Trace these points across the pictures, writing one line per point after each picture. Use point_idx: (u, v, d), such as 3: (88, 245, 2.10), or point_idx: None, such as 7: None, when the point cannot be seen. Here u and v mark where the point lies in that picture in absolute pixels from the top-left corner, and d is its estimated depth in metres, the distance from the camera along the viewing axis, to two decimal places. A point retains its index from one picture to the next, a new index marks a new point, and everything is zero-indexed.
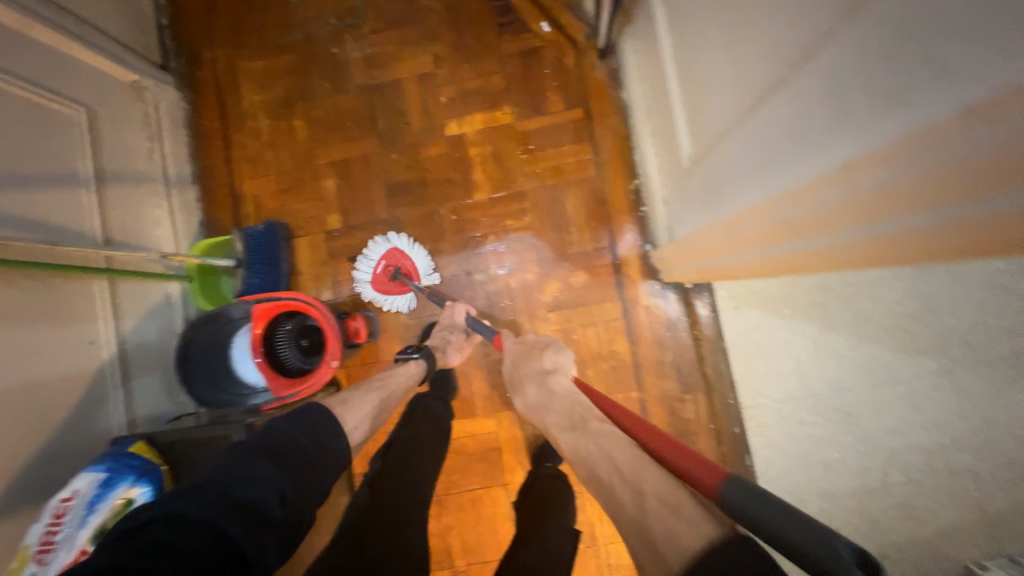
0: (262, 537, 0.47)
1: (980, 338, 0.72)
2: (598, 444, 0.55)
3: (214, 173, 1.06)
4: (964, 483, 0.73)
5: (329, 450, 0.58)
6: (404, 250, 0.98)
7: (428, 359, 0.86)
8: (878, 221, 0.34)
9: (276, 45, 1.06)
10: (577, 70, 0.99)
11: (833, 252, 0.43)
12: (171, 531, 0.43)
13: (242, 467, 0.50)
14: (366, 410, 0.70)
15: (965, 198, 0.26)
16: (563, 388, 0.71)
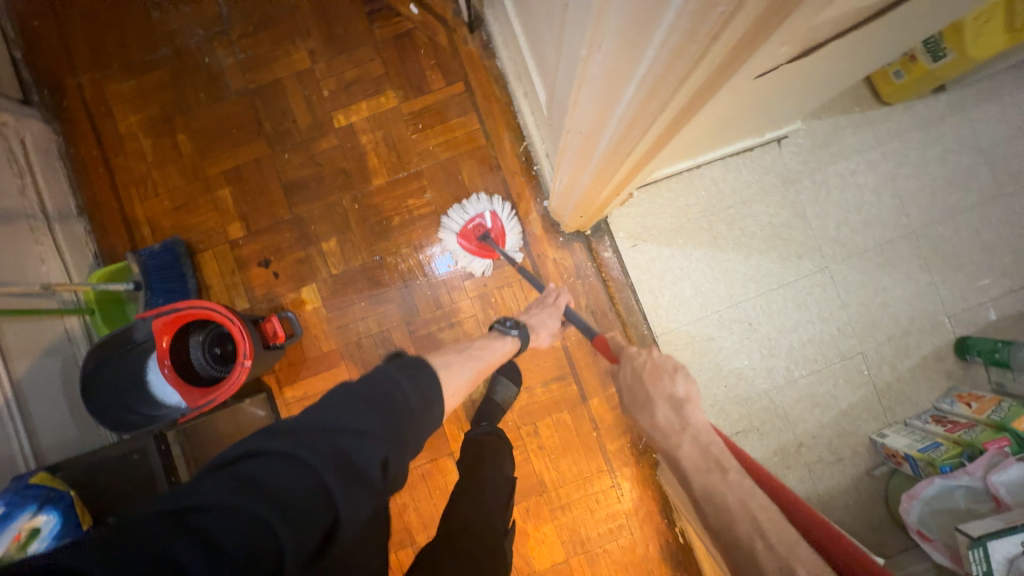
0: (359, 500, 0.42)
1: (840, 234, 1.00)
2: (737, 496, 0.52)
3: (102, 203, 1.03)
4: (854, 364, 1.00)
5: (427, 406, 0.53)
6: (499, 214, 0.99)
7: (524, 339, 0.82)
8: (622, 97, 0.37)
9: (143, 63, 1.04)
10: (451, 47, 1.03)
11: (638, 132, 0.41)
12: (276, 475, 0.39)
13: (350, 416, 0.46)
14: (468, 379, 0.70)
15: (643, 43, 0.30)
16: (701, 422, 0.61)
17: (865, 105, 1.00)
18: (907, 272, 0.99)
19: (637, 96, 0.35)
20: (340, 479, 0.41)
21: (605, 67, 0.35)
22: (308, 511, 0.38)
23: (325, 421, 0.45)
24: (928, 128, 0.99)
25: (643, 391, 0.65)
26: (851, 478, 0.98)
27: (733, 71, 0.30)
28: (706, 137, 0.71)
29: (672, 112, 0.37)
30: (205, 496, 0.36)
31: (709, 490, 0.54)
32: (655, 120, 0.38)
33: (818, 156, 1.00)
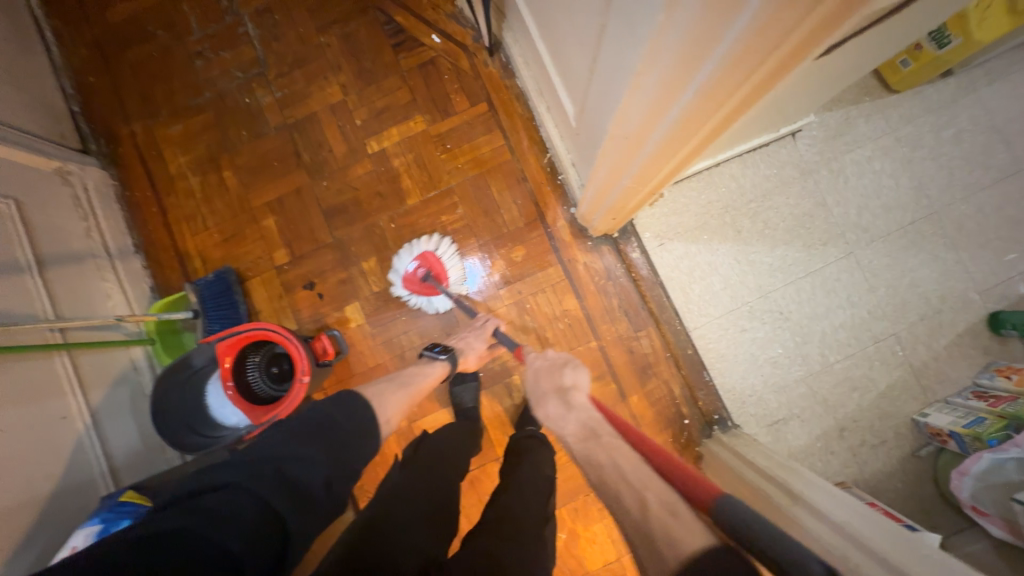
0: (302, 512, 0.55)
1: (862, 220, 1.03)
2: (608, 452, 0.55)
3: (157, 240, 1.09)
4: (889, 345, 1.01)
5: (359, 429, 0.65)
6: (438, 253, 1.04)
7: (454, 362, 0.89)
8: (674, 103, 0.41)
9: (189, 108, 1.12)
10: (473, 71, 1.09)
11: (685, 133, 0.46)
12: (232, 503, 0.51)
13: (295, 447, 0.58)
14: (400, 404, 0.77)
15: (705, 57, 0.34)
16: (581, 405, 0.66)
17: (875, 94, 1.04)
18: (933, 252, 1.01)
19: (693, 101, 0.40)
20: (283, 497, 0.54)
21: (660, 79, 0.39)
22: (262, 526, 0.51)
23: (269, 457, 0.57)
24: (939, 112, 1.02)
25: (540, 384, 0.72)
26: (897, 460, 0.99)
27: (787, 68, 0.35)
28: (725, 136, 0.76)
29: (724, 110, 0.41)
30: (171, 520, 0.48)
31: (588, 453, 0.56)
32: (704, 120, 0.43)
33: (832, 147, 1.04)
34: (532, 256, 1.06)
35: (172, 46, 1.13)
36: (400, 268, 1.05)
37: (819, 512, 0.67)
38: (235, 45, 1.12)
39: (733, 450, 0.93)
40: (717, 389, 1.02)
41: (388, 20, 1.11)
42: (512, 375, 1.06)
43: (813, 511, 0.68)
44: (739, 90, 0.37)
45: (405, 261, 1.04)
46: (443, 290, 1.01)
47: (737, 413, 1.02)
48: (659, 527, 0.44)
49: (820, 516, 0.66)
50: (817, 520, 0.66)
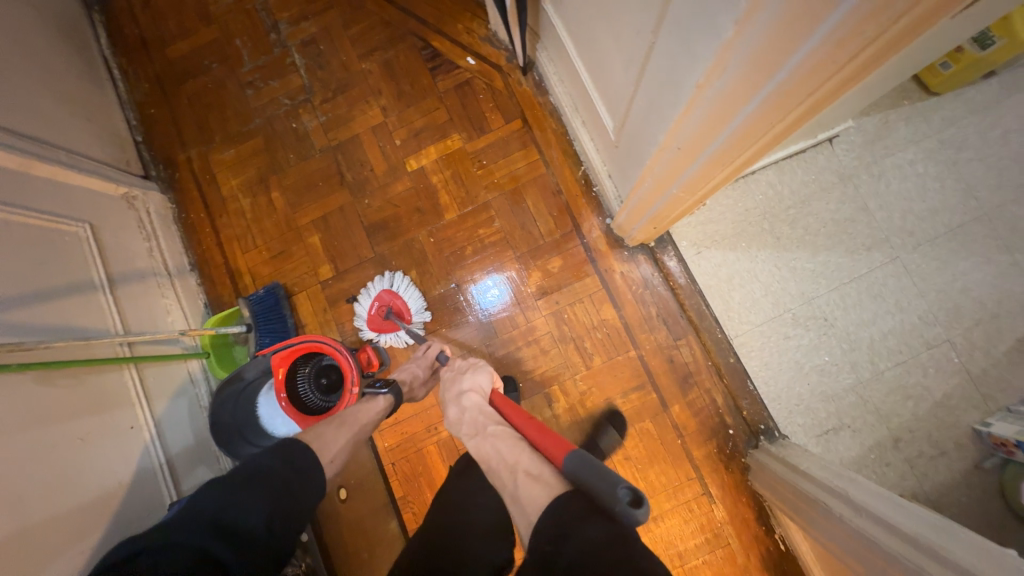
0: (245, 557, 0.55)
1: (908, 224, 1.01)
2: (494, 442, 0.62)
3: (210, 258, 1.15)
4: (945, 352, 0.98)
5: (306, 471, 0.65)
6: (395, 290, 1.07)
7: (398, 394, 0.84)
8: (739, 110, 0.43)
9: (241, 133, 1.19)
10: (507, 90, 1.13)
11: (744, 141, 0.47)
12: (165, 558, 0.51)
13: (230, 496, 0.58)
14: (345, 444, 0.73)
15: (781, 62, 0.36)
16: (474, 404, 0.72)
17: (915, 97, 1.02)
18: (985, 255, 0.98)
19: (760, 108, 0.41)
20: (225, 544, 0.54)
21: (726, 89, 0.41)
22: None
23: (203, 508, 0.57)
24: (983, 112, 1.00)
25: (444, 392, 0.78)
26: (959, 473, 0.95)
27: (861, 69, 0.36)
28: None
29: (792, 113, 0.42)
30: None
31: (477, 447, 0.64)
32: (767, 126, 0.44)
33: (872, 151, 1.03)
34: (568, 267, 1.07)
35: (226, 78, 1.20)
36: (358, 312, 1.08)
37: (882, 518, 0.66)
38: (282, 75, 1.19)
39: (784, 462, 0.90)
40: (763, 398, 1.00)
41: (425, 45, 1.17)
42: (550, 386, 1.05)
43: (878, 518, 0.67)
44: (810, 93, 0.38)
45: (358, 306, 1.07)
46: (404, 325, 1.03)
47: (784, 423, 1.00)
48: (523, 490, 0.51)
49: (888, 526, 0.64)
50: (887, 532, 0.64)
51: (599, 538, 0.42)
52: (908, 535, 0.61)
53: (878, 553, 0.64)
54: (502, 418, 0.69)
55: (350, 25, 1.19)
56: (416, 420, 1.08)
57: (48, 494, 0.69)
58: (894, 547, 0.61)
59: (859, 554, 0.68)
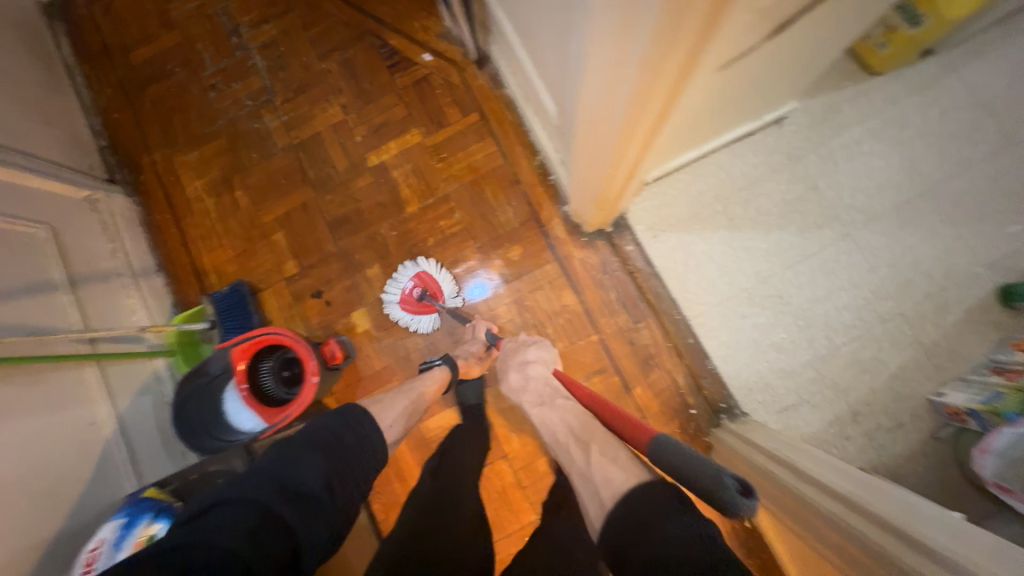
0: (304, 516, 0.56)
1: (857, 200, 1.03)
2: (561, 414, 0.76)
3: (176, 258, 1.16)
4: (897, 326, 0.99)
5: (365, 438, 0.69)
6: (432, 273, 1.08)
7: (450, 365, 0.96)
8: (621, 80, 0.45)
9: (204, 135, 1.21)
10: (463, 84, 1.15)
11: (639, 116, 0.49)
12: (237, 511, 0.52)
13: (297, 458, 0.60)
14: (398, 411, 0.81)
15: (638, 25, 0.38)
16: (539, 374, 0.87)
17: (858, 78, 1.05)
18: (931, 229, 1.00)
19: (633, 79, 0.43)
20: (286, 502, 0.55)
21: (608, 54, 0.43)
22: (262, 531, 0.51)
23: (268, 469, 0.59)
24: (923, 91, 1.03)
25: (507, 362, 0.92)
26: (917, 444, 0.96)
27: (713, 35, 0.38)
28: (693, 125, 0.80)
29: (668, 82, 0.43)
30: (169, 541, 0.48)
31: (542, 415, 0.79)
32: (653, 99, 0.46)
33: (819, 132, 1.05)
34: (529, 255, 1.09)
35: (189, 81, 1.22)
36: (393, 294, 1.08)
37: (861, 506, 0.61)
38: (244, 77, 1.21)
39: (741, 437, 0.92)
40: (721, 377, 1.02)
41: (383, 44, 1.19)
42: None
43: (858, 507, 0.61)
44: (674, 62, 0.40)
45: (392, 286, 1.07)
46: (439, 306, 1.04)
47: (744, 401, 1.00)
48: (597, 468, 0.62)
49: (867, 514, 0.59)
50: (865, 520, 0.59)
51: (677, 533, 0.47)
52: (886, 523, 0.56)
53: (855, 544, 0.58)
54: (568, 393, 0.81)
55: (310, 26, 1.22)
56: None
57: (4, 487, 0.69)
58: (875, 537, 0.55)
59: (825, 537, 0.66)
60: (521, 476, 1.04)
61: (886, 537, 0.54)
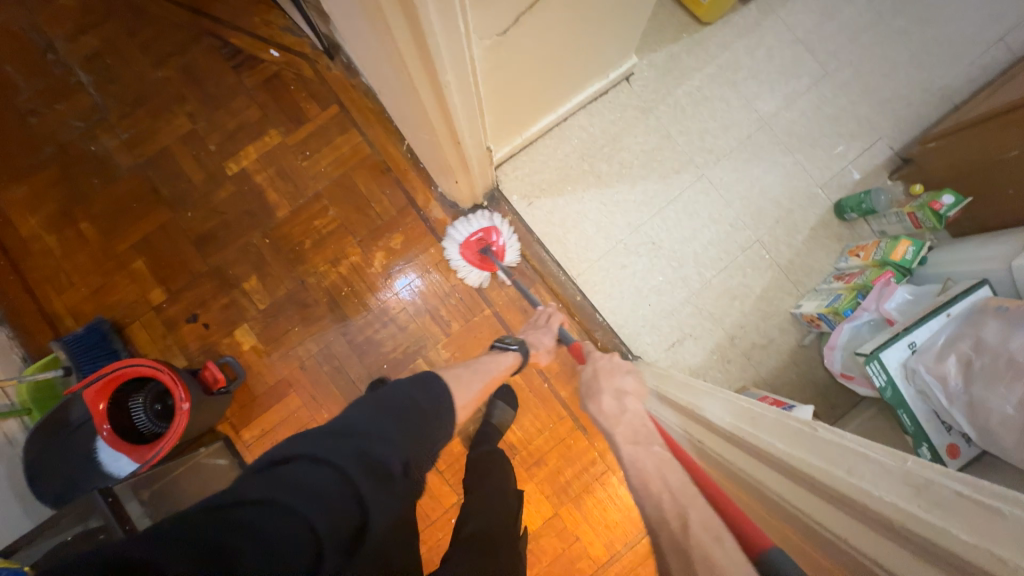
0: (382, 493, 0.43)
1: (707, 142, 1.10)
2: (657, 461, 0.52)
3: (19, 306, 1.04)
4: (756, 252, 1.08)
5: (438, 411, 0.56)
6: (503, 234, 1.03)
7: (525, 352, 0.83)
8: (384, 40, 0.47)
9: (32, 166, 1.08)
10: (317, 77, 1.11)
11: (418, 75, 0.50)
12: (315, 475, 0.40)
13: (376, 427, 0.48)
14: (472, 395, 0.70)
15: None
16: (636, 410, 0.65)
17: (690, 29, 1.13)
18: (773, 159, 1.10)
19: (385, 26, 0.44)
20: (363, 471, 0.43)
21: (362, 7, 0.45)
22: (339, 505, 0.39)
23: (352, 431, 0.46)
24: (747, 35, 1.12)
25: (597, 383, 0.72)
26: (788, 354, 1.05)
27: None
28: (523, 91, 0.81)
29: (419, 41, 0.45)
30: (235, 492, 0.38)
31: (635, 457, 0.54)
32: (418, 55, 0.47)
33: (665, 83, 1.11)
34: (412, 241, 1.08)
35: (3, 108, 1.09)
36: (457, 242, 1.03)
37: (737, 437, 0.55)
38: (70, 96, 1.10)
39: None
40: (612, 327, 1.06)
41: (224, 44, 1.12)
42: (415, 360, 1.05)
43: (736, 441, 0.55)
44: (408, 18, 0.42)
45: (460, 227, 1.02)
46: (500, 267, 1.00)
47: (634, 345, 1.06)
48: (699, 549, 0.40)
49: (744, 446, 0.54)
50: (744, 453, 0.53)
51: None
52: (761, 454, 0.50)
53: (742, 487, 0.52)
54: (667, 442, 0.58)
55: (137, 33, 1.12)
56: (280, 428, 1.04)
57: None
58: (753, 473, 0.50)
59: None
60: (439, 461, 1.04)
61: (758, 469, 0.50)
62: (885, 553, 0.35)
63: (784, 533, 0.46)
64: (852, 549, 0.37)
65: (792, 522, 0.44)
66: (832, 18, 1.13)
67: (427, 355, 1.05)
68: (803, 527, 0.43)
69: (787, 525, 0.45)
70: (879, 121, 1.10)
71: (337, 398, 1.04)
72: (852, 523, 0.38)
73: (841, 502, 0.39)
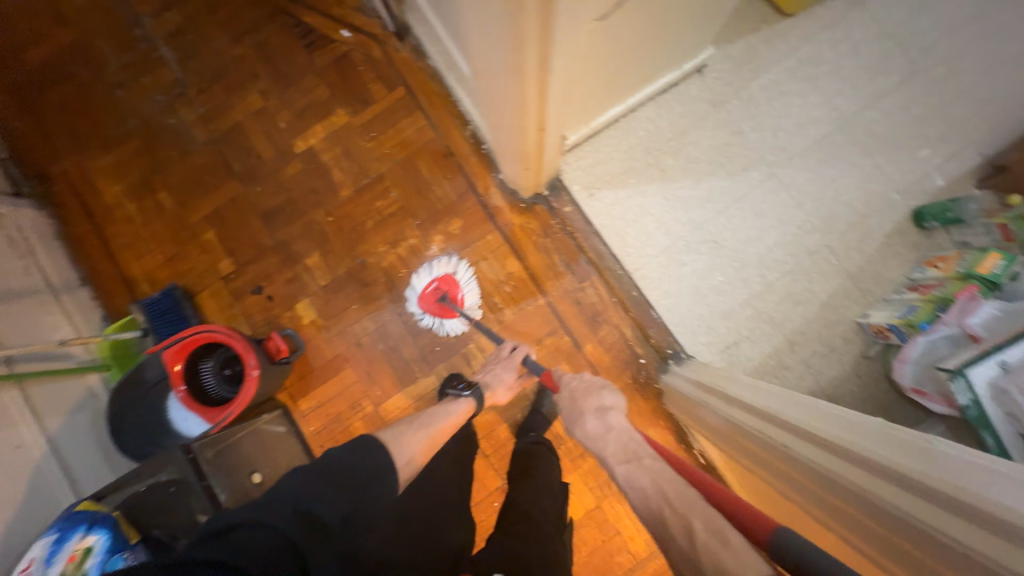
0: (322, 553, 0.48)
1: (780, 140, 1.07)
2: (654, 476, 0.54)
3: (102, 269, 1.10)
4: (824, 257, 1.04)
5: (378, 469, 0.58)
6: (459, 279, 1.06)
7: (479, 399, 0.87)
8: (501, 24, 0.47)
9: (116, 136, 1.14)
10: (386, 58, 1.12)
11: (527, 61, 0.50)
12: (263, 536, 0.45)
13: (319, 488, 0.51)
14: (419, 442, 0.71)
15: None
16: (620, 424, 0.65)
17: (771, 21, 1.08)
18: (850, 161, 1.05)
19: (508, 9, 0.44)
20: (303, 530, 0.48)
21: None
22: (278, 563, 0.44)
23: (289, 496, 0.50)
24: (831, 28, 1.08)
25: (577, 406, 0.72)
26: (850, 365, 1.02)
27: None
28: (604, 79, 0.80)
29: (542, 23, 0.45)
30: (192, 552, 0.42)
31: (629, 475, 0.56)
32: (534, 40, 0.47)
33: (739, 76, 1.08)
34: (470, 227, 1.09)
35: (93, 81, 1.15)
36: (418, 288, 1.06)
37: (815, 437, 0.59)
38: (153, 70, 1.15)
39: (690, 378, 0.93)
40: (667, 325, 1.05)
41: (298, 23, 1.14)
42: (467, 345, 1.07)
43: (814, 439, 0.58)
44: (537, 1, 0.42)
45: (425, 270, 1.06)
46: (459, 311, 1.02)
47: (689, 344, 1.04)
48: (709, 561, 0.44)
49: (822, 445, 0.57)
50: (821, 451, 0.56)
51: None
52: (843, 451, 0.54)
53: (823, 483, 0.54)
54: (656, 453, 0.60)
55: (216, 10, 1.16)
56: (334, 402, 1.07)
57: None
58: (848, 476, 0.51)
59: (784, 476, 0.62)
60: (485, 445, 1.06)
61: (855, 472, 0.50)
62: (993, 547, 0.36)
63: (851, 516, 0.50)
64: (935, 530, 0.40)
65: (879, 514, 0.46)
66: (926, 13, 1.06)
67: (479, 340, 1.07)
68: (880, 512, 0.46)
69: (857, 510, 0.49)
70: (973, 123, 1.03)
71: (390, 377, 1.07)
72: (943, 513, 0.40)
73: (931, 494, 0.42)
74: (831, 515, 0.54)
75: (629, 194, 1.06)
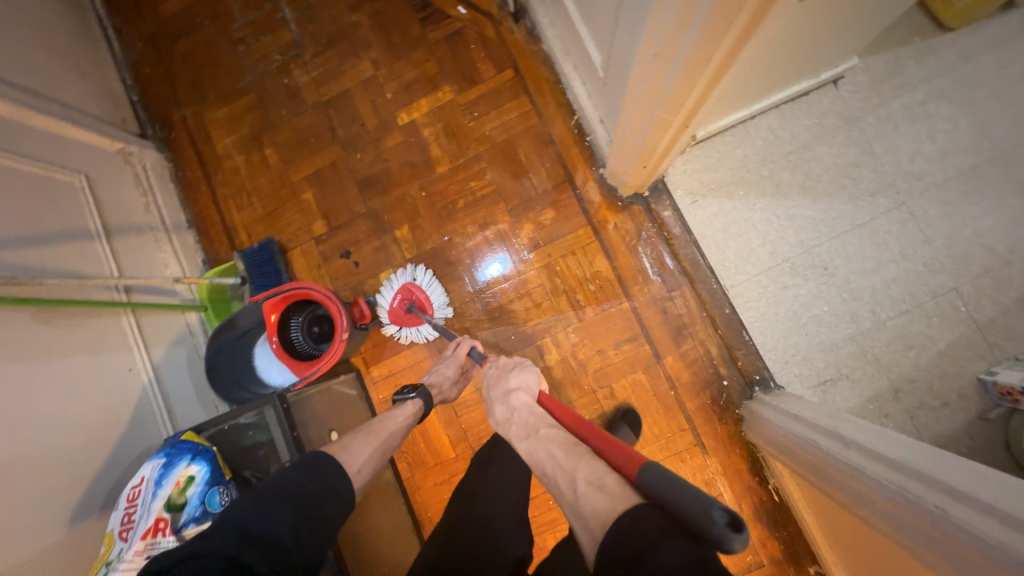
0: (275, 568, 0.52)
1: (917, 167, 0.97)
2: (548, 446, 0.57)
3: (207, 215, 1.17)
4: (951, 302, 0.94)
5: (329, 488, 0.63)
6: (420, 283, 1.06)
7: (426, 398, 0.84)
8: (692, 20, 0.45)
9: (232, 90, 1.19)
10: (498, 39, 1.11)
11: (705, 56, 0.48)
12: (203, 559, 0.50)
13: (260, 506, 0.57)
14: (366, 448, 0.73)
15: None
16: (524, 404, 0.67)
17: (926, 34, 0.98)
18: (998, 198, 0.93)
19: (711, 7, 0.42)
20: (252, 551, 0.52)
21: None
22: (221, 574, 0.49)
23: (227, 520, 0.55)
24: (1000, 47, 0.96)
25: (488, 393, 0.73)
26: (962, 423, 0.90)
27: None
28: (752, 75, 0.74)
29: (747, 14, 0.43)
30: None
31: (531, 449, 0.59)
32: (727, 33, 0.45)
33: (880, 91, 0.99)
34: (560, 219, 1.06)
35: (217, 36, 1.21)
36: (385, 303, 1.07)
37: (879, 454, 0.61)
38: (274, 30, 1.19)
39: (773, 407, 0.89)
40: (758, 349, 0.98)
41: None
42: (542, 339, 1.05)
43: (872, 454, 0.62)
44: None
45: (396, 279, 1.06)
46: (426, 317, 1.01)
47: (780, 373, 0.97)
48: (587, 503, 0.46)
49: (883, 459, 0.60)
50: (881, 464, 0.60)
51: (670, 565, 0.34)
52: (904, 466, 0.57)
53: (874, 487, 0.59)
54: (557, 421, 0.62)
55: None
56: (405, 374, 1.08)
57: (58, 420, 0.72)
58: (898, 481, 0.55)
59: (840, 484, 0.66)
60: None
61: (907, 480, 0.55)
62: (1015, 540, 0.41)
63: (900, 517, 0.54)
64: (967, 525, 0.45)
65: (921, 512, 0.51)
66: None
67: (554, 336, 1.04)
68: (923, 512, 0.50)
69: (897, 505, 0.54)
70: None
71: None
72: (975, 513, 0.45)
73: (981, 506, 0.46)
74: (878, 517, 0.58)
75: (735, 206, 1.00)
